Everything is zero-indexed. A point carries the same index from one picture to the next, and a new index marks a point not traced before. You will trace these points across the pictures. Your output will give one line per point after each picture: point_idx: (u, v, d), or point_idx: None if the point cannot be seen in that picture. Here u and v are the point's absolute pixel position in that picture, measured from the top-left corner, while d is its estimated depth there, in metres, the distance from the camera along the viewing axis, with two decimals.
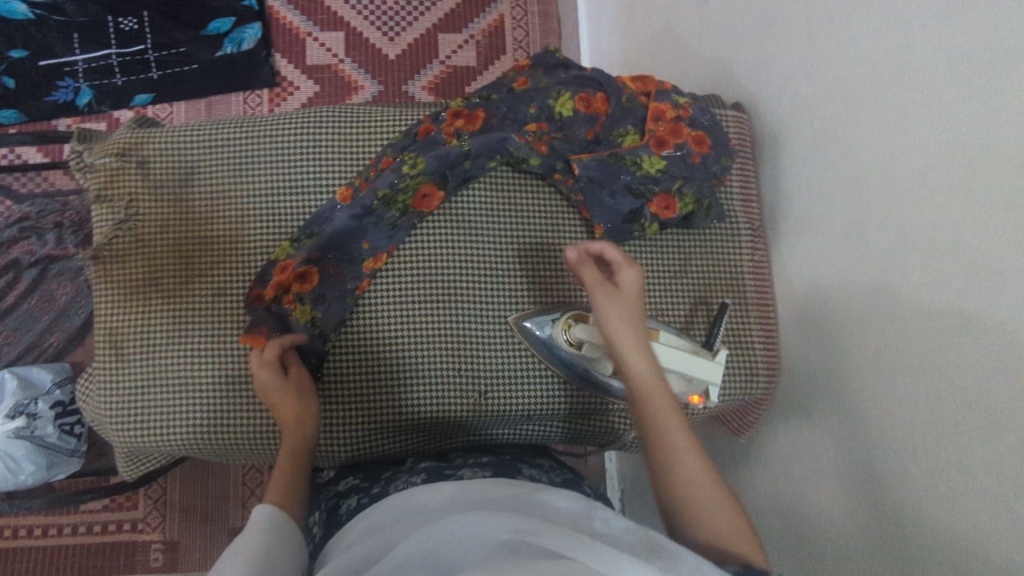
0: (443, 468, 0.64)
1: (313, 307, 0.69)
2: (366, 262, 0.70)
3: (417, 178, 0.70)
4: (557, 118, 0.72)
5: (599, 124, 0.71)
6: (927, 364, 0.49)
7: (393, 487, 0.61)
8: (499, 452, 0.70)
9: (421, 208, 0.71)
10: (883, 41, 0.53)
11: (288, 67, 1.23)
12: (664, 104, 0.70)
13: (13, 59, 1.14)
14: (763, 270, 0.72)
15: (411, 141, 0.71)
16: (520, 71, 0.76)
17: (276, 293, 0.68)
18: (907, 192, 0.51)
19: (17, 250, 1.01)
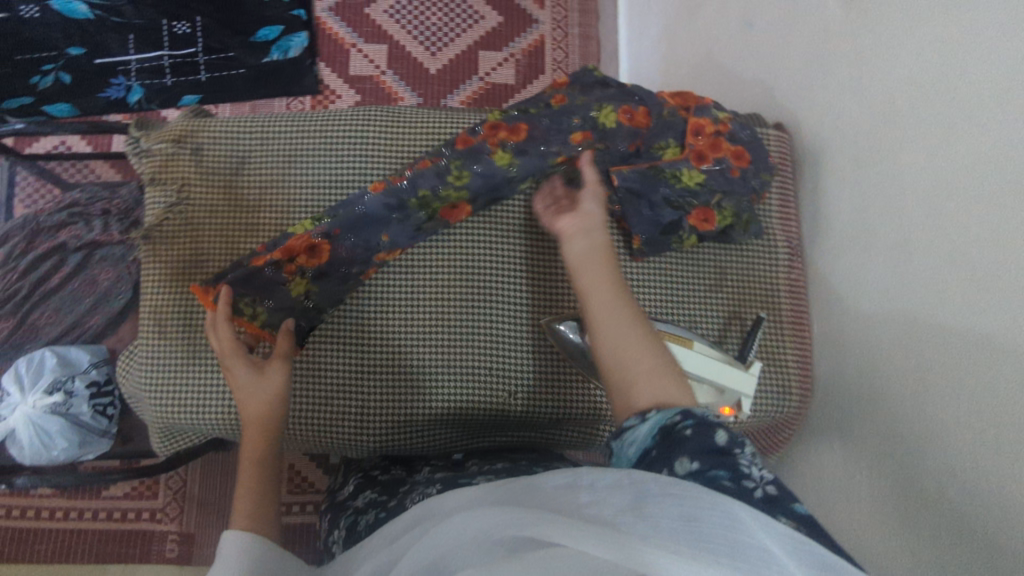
0: (459, 476, 0.64)
1: (311, 281, 0.70)
2: (379, 252, 0.71)
3: (459, 188, 0.71)
4: (600, 129, 0.72)
5: (641, 138, 0.73)
6: (965, 384, 0.49)
7: (408, 501, 0.61)
8: (518, 460, 0.70)
9: (448, 217, 0.73)
10: (926, 65, 0.53)
11: (331, 76, 1.27)
12: (705, 118, 0.71)
13: (72, 56, 1.20)
14: (799, 291, 0.73)
15: (450, 149, 0.71)
16: (558, 86, 0.75)
17: (280, 258, 0.67)
18: (947, 215, 0.51)
19: (64, 234, 1.05)
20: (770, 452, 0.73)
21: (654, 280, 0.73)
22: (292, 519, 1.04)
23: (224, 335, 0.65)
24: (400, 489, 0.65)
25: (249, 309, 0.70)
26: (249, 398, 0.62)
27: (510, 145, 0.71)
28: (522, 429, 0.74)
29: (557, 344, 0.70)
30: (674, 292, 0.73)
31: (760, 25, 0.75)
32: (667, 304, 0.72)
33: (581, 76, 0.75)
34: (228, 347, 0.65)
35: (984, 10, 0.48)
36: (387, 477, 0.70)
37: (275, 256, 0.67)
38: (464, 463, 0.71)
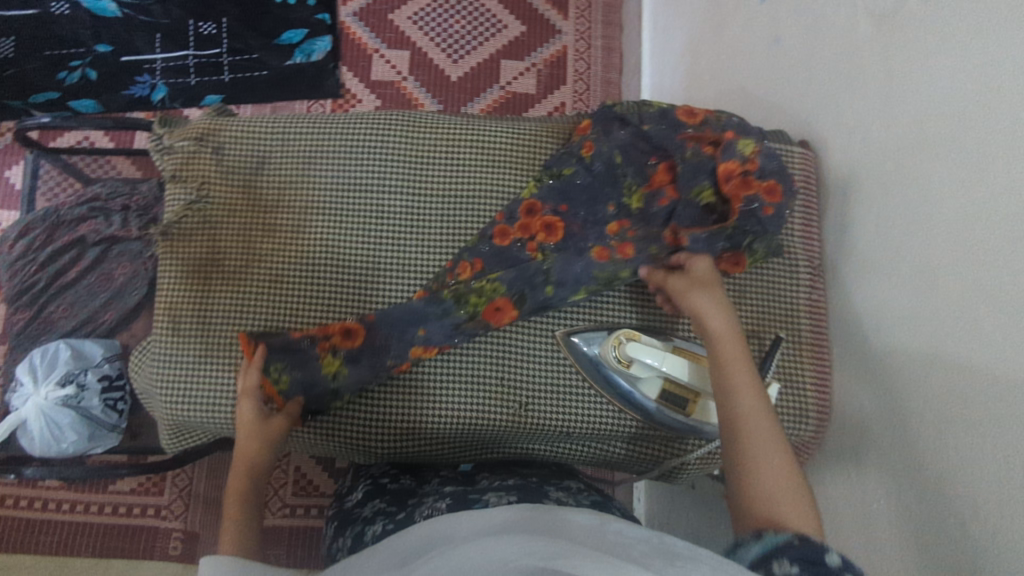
0: (469, 492, 0.63)
1: (342, 362, 0.69)
2: (413, 346, 0.69)
3: (492, 283, 0.70)
4: (634, 212, 0.73)
5: (670, 194, 0.71)
6: (990, 410, 0.47)
7: (416, 516, 0.61)
8: (527, 477, 0.69)
9: (492, 319, 0.70)
10: (956, 85, 0.52)
11: (353, 80, 1.27)
12: (731, 160, 0.66)
13: (98, 53, 1.21)
14: (819, 311, 0.72)
15: (488, 246, 0.72)
16: (583, 133, 0.76)
17: (317, 333, 0.69)
18: (974, 238, 0.50)
19: (83, 229, 1.06)
20: None
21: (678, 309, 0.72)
22: (274, 522, 1.03)
23: (250, 377, 0.66)
24: (411, 502, 0.65)
25: (275, 374, 0.68)
26: (243, 438, 0.65)
27: (547, 247, 0.72)
28: (532, 444, 0.73)
29: (572, 359, 0.70)
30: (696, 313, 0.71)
31: (787, 41, 0.75)
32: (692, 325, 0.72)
33: (601, 115, 0.76)
34: (251, 388, 0.66)
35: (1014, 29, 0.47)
36: (396, 487, 0.70)
37: (313, 332, 0.69)
38: (474, 477, 0.71)
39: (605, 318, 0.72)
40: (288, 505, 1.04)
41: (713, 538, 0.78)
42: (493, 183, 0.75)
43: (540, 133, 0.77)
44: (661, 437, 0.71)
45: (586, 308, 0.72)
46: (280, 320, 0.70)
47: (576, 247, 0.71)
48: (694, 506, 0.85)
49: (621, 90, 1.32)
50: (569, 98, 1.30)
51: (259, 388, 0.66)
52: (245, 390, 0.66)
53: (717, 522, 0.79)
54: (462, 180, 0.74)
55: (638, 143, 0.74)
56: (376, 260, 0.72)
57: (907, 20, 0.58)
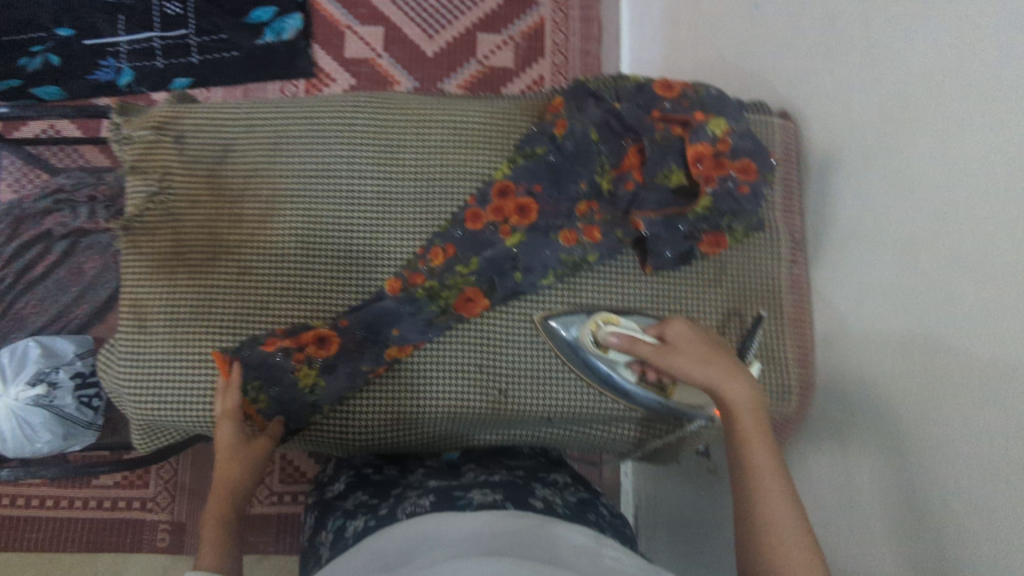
0: (454, 489, 0.62)
1: (319, 373, 0.68)
2: (389, 347, 0.68)
3: (464, 277, 0.69)
4: (604, 193, 0.71)
5: (637, 178, 0.70)
6: (973, 387, 0.46)
7: (399, 512, 0.59)
8: (513, 471, 0.68)
9: (462, 311, 0.69)
10: (941, 53, 0.50)
11: (326, 59, 1.23)
12: (701, 143, 0.67)
13: (60, 38, 1.17)
14: (801, 286, 0.70)
15: (460, 230, 0.70)
16: (556, 111, 0.72)
17: (291, 344, 0.67)
18: (959, 210, 0.48)
19: (50, 222, 1.03)
20: None
21: (658, 291, 0.70)
22: (261, 510, 1.02)
23: (229, 401, 0.65)
24: (395, 496, 0.63)
25: (254, 393, 0.67)
26: (221, 458, 0.65)
27: (520, 228, 0.70)
28: (513, 429, 0.72)
29: (551, 343, 0.68)
30: (675, 295, 0.70)
31: (769, 8, 0.72)
32: (673, 300, 0.70)
33: (575, 91, 0.73)
34: (230, 412, 0.65)
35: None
36: (379, 479, 0.69)
37: (286, 343, 0.67)
38: (459, 468, 0.70)
39: (585, 295, 0.70)
40: (275, 493, 1.03)
41: (700, 517, 0.78)
42: (466, 165, 0.72)
43: (513, 112, 0.74)
44: (645, 419, 0.70)
45: (563, 289, 0.70)
46: (250, 313, 0.68)
47: (546, 225, 0.70)
48: (680, 484, 0.85)
49: (600, 62, 1.28)
50: (548, 71, 1.26)
51: (240, 409, 0.66)
52: (225, 414, 0.65)
53: (703, 501, 0.78)
54: (435, 163, 0.72)
55: (610, 123, 0.71)
56: (348, 249, 0.70)
57: None
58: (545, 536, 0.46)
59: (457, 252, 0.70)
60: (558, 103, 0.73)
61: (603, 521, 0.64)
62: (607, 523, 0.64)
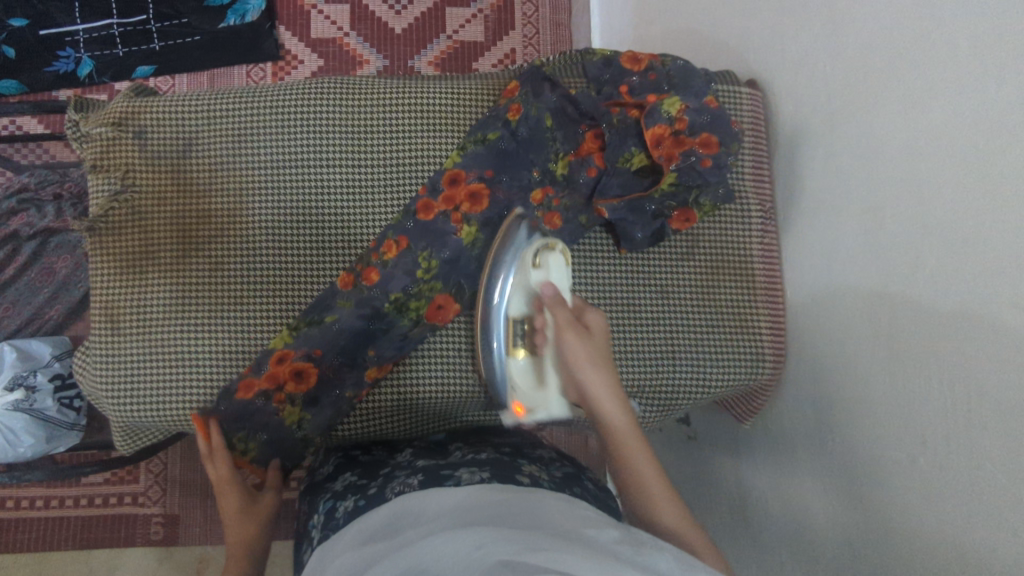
0: (442, 467, 0.62)
1: (303, 409, 0.70)
2: (367, 370, 0.70)
3: (429, 283, 0.70)
4: (559, 179, 0.72)
5: (598, 163, 0.71)
6: (938, 352, 0.47)
7: (389, 491, 0.59)
8: (501, 449, 0.68)
9: (435, 320, 0.71)
10: (905, 17, 0.49)
11: (292, 41, 1.21)
12: (658, 126, 0.66)
13: (13, 28, 1.13)
14: (772, 254, 0.70)
15: (412, 222, 0.70)
16: (510, 96, 0.71)
17: (269, 386, 0.68)
18: (922, 178, 0.49)
19: (16, 222, 1.00)
20: (742, 421, 0.73)
21: (633, 271, 0.71)
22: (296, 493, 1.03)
23: (221, 468, 0.68)
24: (384, 476, 0.63)
25: (242, 440, 0.70)
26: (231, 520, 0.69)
27: (474, 218, 0.71)
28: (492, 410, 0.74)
29: None
30: (649, 273, 0.71)
31: None
32: (646, 274, 0.71)
33: (530, 75, 0.71)
34: (225, 476, 0.68)
35: None
36: (368, 459, 0.69)
37: (261, 386, 0.67)
38: (444, 446, 0.70)
39: None
40: None
41: None
42: (432, 149, 0.71)
43: (478, 92, 0.73)
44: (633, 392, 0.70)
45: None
46: (224, 310, 0.67)
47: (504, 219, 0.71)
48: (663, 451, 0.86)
49: (572, 32, 1.26)
50: (519, 44, 1.24)
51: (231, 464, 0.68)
52: (220, 480, 0.68)
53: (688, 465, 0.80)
54: (402, 149, 0.71)
55: (565, 109, 0.71)
56: (320, 239, 0.69)
57: None
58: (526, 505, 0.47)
59: (409, 244, 0.70)
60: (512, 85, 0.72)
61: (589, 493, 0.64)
62: (593, 495, 0.64)
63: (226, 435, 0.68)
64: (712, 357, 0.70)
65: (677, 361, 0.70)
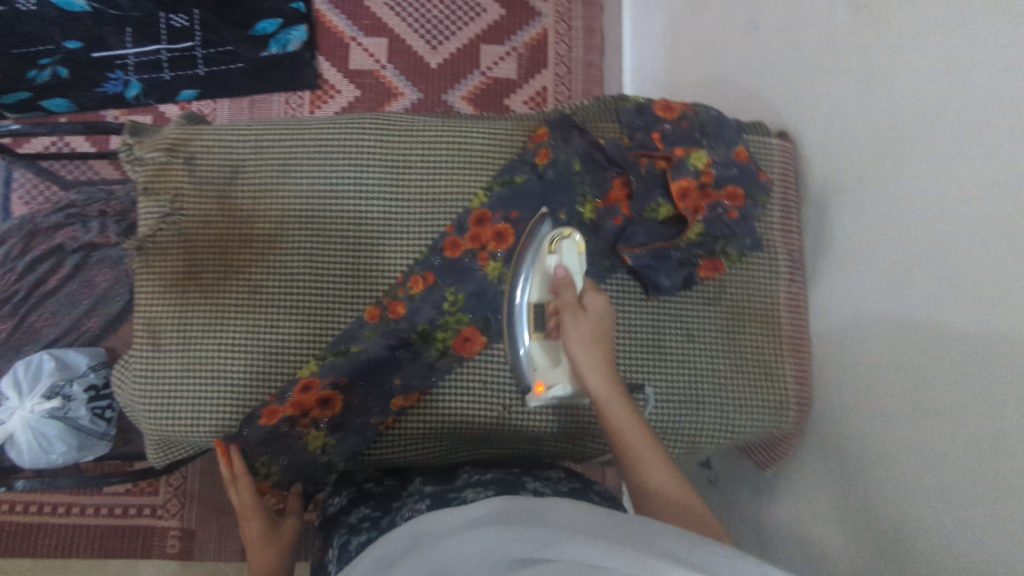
0: (449, 491, 0.64)
1: (327, 434, 0.72)
2: (395, 398, 0.72)
3: (455, 315, 0.73)
4: (586, 222, 0.73)
5: (625, 212, 0.72)
6: (966, 408, 0.47)
7: (398, 517, 0.61)
8: (508, 470, 0.70)
9: (462, 351, 0.73)
10: (935, 79, 0.51)
11: (330, 71, 1.25)
12: (684, 179, 0.68)
13: (67, 51, 1.18)
14: (798, 304, 0.71)
15: (439, 258, 0.72)
16: (539, 140, 0.75)
17: (294, 412, 0.70)
18: (949, 235, 0.50)
19: (62, 235, 1.04)
20: (765, 468, 0.73)
21: (660, 315, 0.72)
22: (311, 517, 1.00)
23: (245, 495, 0.71)
24: (395, 505, 0.65)
25: (264, 467, 0.72)
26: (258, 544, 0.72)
27: (499, 255, 0.73)
28: (514, 442, 0.75)
29: None
30: (676, 318, 0.72)
31: (768, 26, 0.73)
32: (673, 316, 0.72)
33: (559, 122, 0.75)
34: (249, 503, 0.71)
35: (1001, 22, 0.45)
36: (379, 491, 0.70)
37: (286, 412, 0.70)
38: (454, 472, 0.72)
39: None
40: None
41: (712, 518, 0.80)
42: (466, 185, 0.74)
43: (513, 133, 0.76)
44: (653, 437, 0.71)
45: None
46: (259, 332, 0.70)
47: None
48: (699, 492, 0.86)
49: (603, 72, 1.29)
50: (551, 82, 1.27)
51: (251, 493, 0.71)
52: (244, 508, 0.71)
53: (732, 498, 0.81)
54: (437, 184, 0.74)
55: (593, 155, 0.74)
56: (355, 267, 0.72)
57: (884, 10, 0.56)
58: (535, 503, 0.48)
59: (436, 280, 0.72)
60: (541, 132, 0.76)
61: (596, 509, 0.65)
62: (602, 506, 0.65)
63: (246, 462, 0.71)
64: (734, 400, 0.71)
65: (701, 407, 0.71)
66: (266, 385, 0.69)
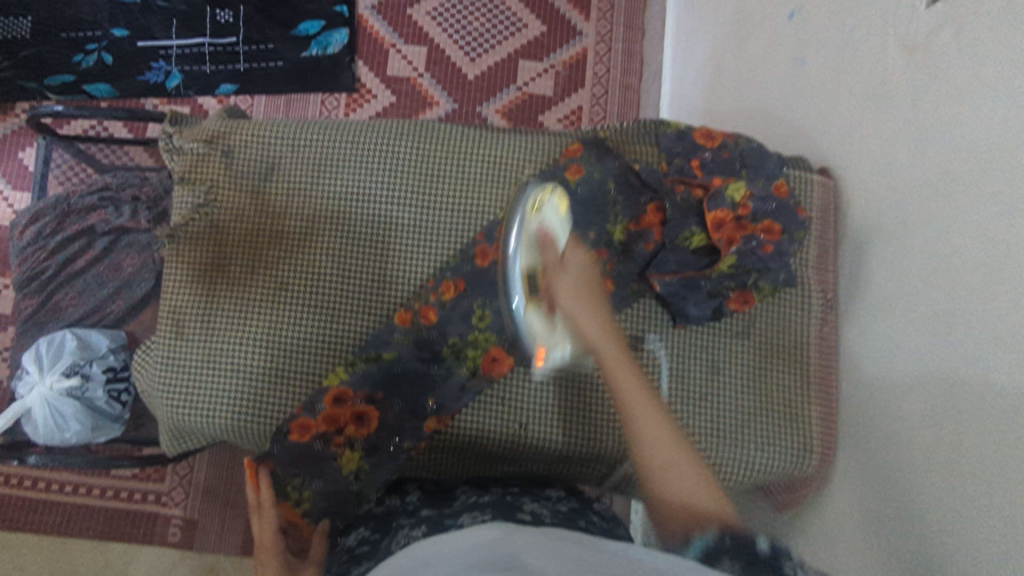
0: (445, 516, 0.63)
1: (362, 456, 0.72)
2: (426, 421, 0.71)
3: (485, 332, 0.72)
4: (616, 244, 0.73)
5: (657, 237, 0.73)
6: (1007, 471, 0.46)
7: (393, 543, 0.61)
8: (508, 489, 0.70)
9: (490, 372, 0.71)
10: (989, 126, 0.50)
11: (368, 75, 1.26)
12: (719, 210, 0.68)
13: (115, 37, 1.21)
14: (831, 346, 0.70)
15: (469, 265, 0.73)
16: (572, 156, 0.75)
17: (327, 428, 0.70)
18: (995, 285, 0.49)
19: (94, 218, 1.06)
20: (781, 509, 0.73)
21: (685, 347, 0.71)
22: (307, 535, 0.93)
23: (264, 526, 0.68)
24: (394, 527, 0.65)
25: (296, 492, 0.71)
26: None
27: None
28: (532, 462, 0.74)
29: (556, 394, 0.71)
30: (702, 351, 0.71)
31: (817, 61, 0.73)
32: (698, 348, 0.72)
33: (592, 142, 0.76)
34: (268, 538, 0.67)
35: None
36: (381, 511, 0.70)
37: (319, 428, 0.70)
38: (453, 491, 0.71)
39: None
40: None
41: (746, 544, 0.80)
42: (498, 196, 0.74)
43: (549, 148, 0.76)
44: None
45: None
46: (283, 327, 0.70)
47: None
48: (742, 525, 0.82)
49: (640, 96, 1.29)
50: (587, 101, 1.28)
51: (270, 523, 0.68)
52: (261, 542, 0.67)
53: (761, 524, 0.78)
54: (470, 194, 0.74)
55: (629, 179, 0.74)
56: (381, 271, 0.72)
57: (937, 53, 0.56)
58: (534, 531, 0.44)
59: (466, 288, 0.72)
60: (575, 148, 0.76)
61: (593, 525, 0.64)
62: (598, 528, 0.64)
63: (276, 487, 0.70)
64: (756, 437, 0.70)
65: (723, 444, 0.70)
66: (292, 389, 0.69)
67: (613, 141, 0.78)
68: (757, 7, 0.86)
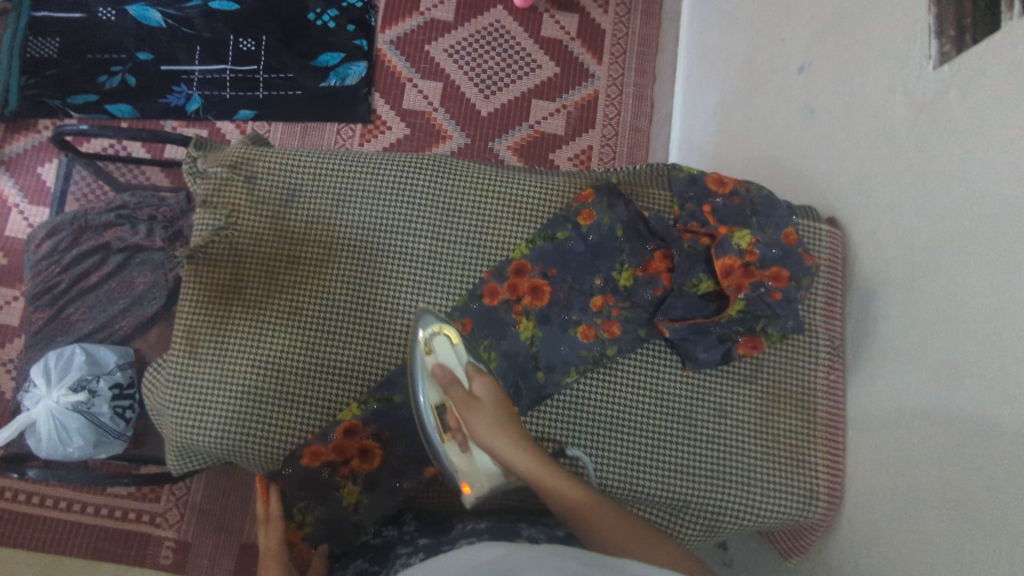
0: (442, 543, 0.63)
1: (361, 491, 0.73)
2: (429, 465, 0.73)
3: None
4: (621, 289, 0.76)
5: (666, 283, 0.75)
6: (1016, 528, 0.46)
7: (391, 570, 0.62)
8: (510, 521, 0.71)
9: None
10: (998, 180, 0.51)
11: (385, 108, 1.29)
12: (728, 256, 0.69)
13: (139, 60, 1.25)
14: (837, 395, 0.72)
15: (477, 304, 0.74)
16: (585, 201, 0.77)
17: (335, 457, 0.71)
18: (1003, 339, 0.50)
19: (110, 234, 1.08)
20: (786, 557, 0.73)
21: (694, 389, 0.72)
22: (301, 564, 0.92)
23: (271, 538, 0.67)
24: (392, 557, 0.66)
25: (299, 516, 0.72)
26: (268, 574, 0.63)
27: (533, 311, 0.74)
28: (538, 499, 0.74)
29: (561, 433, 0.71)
30: (711, 393, 0.72)
31: (825, 113, 0.76)
32: (705, 390, 0.72)
33: (606, 187, 0.78)
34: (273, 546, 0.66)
35: None
36: (379, 543, 0.71)
37: (328, 456, 0.71)
38: (449, 521, 0.71)
39: (620, 383, 0.72)
40: None
41: None
42: (511, 234, 0.76)
43: (562, 189, 0.78)
44: (674, 507, 0.70)
45: (597, 378, 0.72)
46: (296, 353, 0.71)
47: (561, 319, 0.74)
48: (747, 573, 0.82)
49: (650, 138, 1.32)
50: (597, 142, 1.31)
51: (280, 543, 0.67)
52: (266, 549, 0.66)
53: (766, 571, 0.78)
54: (484, 229, 0.76)
55: (637, 225, 0.77)
56: (395, 301, 0.74)
57: (945, 110, 0.58)
58: (538, 553, 0.44)
59: (473, 328, 0.74)
60: (587, 193, 0.78)
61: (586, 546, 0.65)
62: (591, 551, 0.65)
63: (286, 509, 0.72)
64: (762, 482, 0.70)
65: (729, 487, 0.70)
66: (306, 425, 0.70)
67: (621, 186, 0.79)
68: (766, 62, 0.90)
